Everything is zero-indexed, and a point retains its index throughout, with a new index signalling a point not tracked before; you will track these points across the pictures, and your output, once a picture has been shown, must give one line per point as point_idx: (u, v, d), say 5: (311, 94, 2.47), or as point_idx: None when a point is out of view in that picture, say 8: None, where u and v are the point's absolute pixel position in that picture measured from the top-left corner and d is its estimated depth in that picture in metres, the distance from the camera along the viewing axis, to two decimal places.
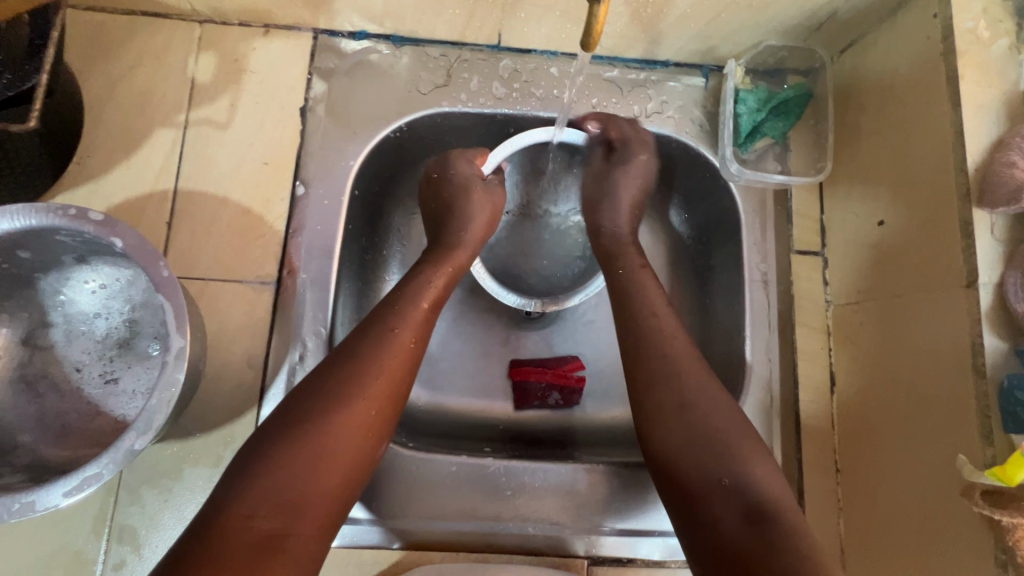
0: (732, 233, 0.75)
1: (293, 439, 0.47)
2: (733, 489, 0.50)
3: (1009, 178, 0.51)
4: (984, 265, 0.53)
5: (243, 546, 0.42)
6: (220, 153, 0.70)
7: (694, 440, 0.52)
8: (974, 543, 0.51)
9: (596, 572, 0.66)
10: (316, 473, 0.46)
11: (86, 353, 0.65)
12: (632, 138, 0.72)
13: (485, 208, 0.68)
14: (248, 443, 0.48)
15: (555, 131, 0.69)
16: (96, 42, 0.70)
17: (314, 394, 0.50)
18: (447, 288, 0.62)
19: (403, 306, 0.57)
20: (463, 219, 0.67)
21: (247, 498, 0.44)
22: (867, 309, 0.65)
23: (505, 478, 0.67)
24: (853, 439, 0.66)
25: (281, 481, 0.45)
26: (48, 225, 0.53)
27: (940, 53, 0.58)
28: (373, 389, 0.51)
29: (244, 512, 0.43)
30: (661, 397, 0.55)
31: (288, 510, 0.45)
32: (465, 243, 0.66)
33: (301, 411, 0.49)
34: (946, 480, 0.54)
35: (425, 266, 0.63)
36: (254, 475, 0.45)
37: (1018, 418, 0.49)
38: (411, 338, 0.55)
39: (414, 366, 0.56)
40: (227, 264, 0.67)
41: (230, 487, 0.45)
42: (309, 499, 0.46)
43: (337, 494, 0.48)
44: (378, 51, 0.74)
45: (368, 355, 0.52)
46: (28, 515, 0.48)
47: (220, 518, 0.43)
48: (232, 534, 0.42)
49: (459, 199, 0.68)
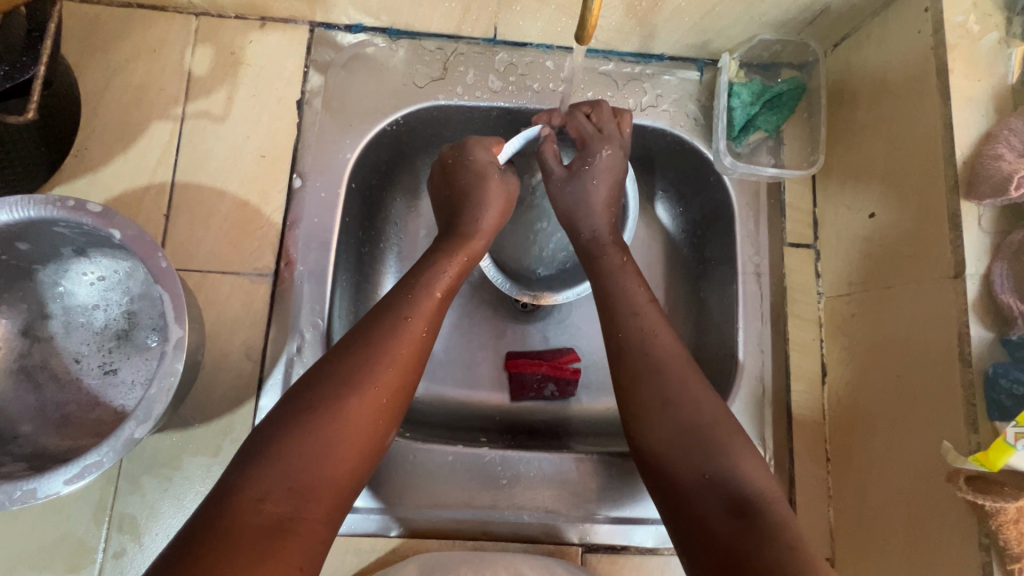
0: (726, 225, 0.75)
1: (302, 424, 0.48)
2: (720, 482, 0.51)
3: (996, 170, 0.52)
4: (971, 257, 0.54)
5: (255, 528, 0.43)
6: (217, 145, 0.70)
7: (679, 435, 0.54)
8: (958, 528, 0.52)
9: (590, 559, 0.68)
10: (325, 458, 0.47)
11: (85, 344, 0.65)
12: (592, 133, 0.69)
13: (501, 197, 0.69)
14: (258, 429, 0.49)
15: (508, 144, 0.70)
16: (93, 34, 0.70)
17: (325, 380, 0.50)
18: (460, 278, 0.63)
19: (413, 296, 0.57)
20: (479, 206, 0.67)
21: (258, 481, 0.45)
22: (858, 301, 0.66)
23: (501, 467, 0.68)
24: (844, 428, 0.67)
25: (291, 465, 0.46)
26: (47, 216, 0.54)
27: (931, 47, 0.59)
28: (383, 378, 0.52)
29: (254, 495, 0.44)
30: (648, 392, 0.56)
31: (298, 495, 0.45)
32: (482, 231, 0.67)
33: (310, 397, 0.49)
34: (932, 467, 0.55)
35: (440, 254, 0.63)
36: (265, 459, 0.46)
37: (1001, 406, 0.50)
38: (422, 328, 0.56)
39: (424, 355, 0.56)
40: (225, 256, 0.68)
41: (239, 471, 0.45)
42: (318, 483, 0.47)
43: (346, 479, 0.48)
44: (375, 44, 0.74)
45: (378, 344, 0.53)
46: (30, 502, 0.49)
47: (230, 500, 0.44)
48: (243, 515, 0.43)
49: (473, 187, 0.68)
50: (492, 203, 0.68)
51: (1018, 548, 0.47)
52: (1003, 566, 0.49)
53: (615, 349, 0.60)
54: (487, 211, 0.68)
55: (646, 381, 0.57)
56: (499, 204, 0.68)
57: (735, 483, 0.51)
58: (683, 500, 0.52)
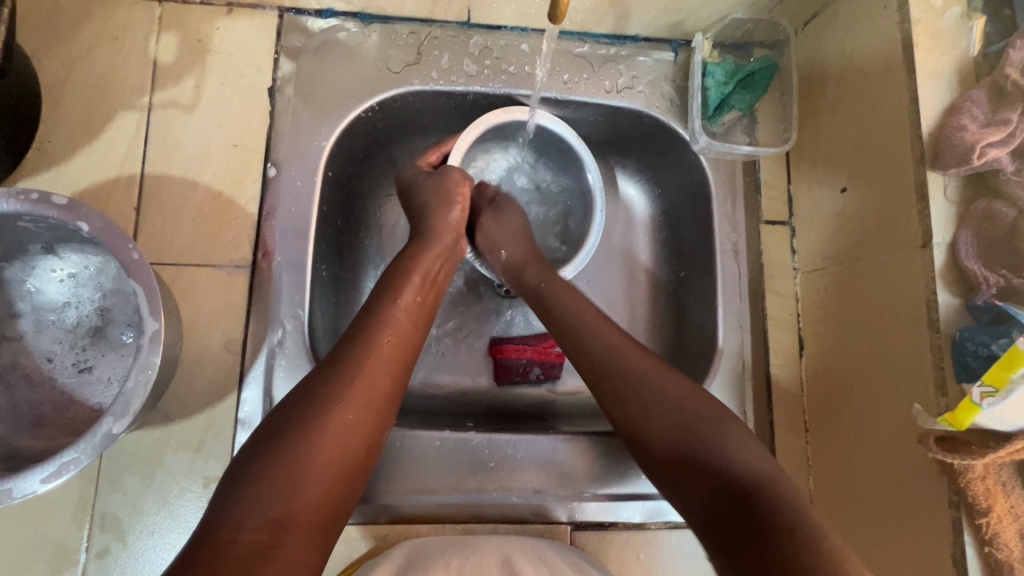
0: (705, 204, 0.76)
1: (276, 450, 0.46)
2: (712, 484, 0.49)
3: (959, 140, 0.53)
4: (938, 227, 0.55)
5: (235, 560, 0.41)
6: (187, 135, 0.69)
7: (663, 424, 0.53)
8: (930, 488, 0.54)
9: (579, 537, 0.69)
10: (301, 483, 0.46)
11: (57, 342, 0.64)
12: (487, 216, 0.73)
13: (460, 190, 0.68)
14: (235, 459, 0.47)
15: (533, 113, 0.70)
16: (50, 22, 0.68)
17: (296, 402, 0.50)
18: (426, 288, 0.61)
19: (379, 309, 0.57)
20: (435, 202, 0.66)
21: (235, 509, 0.44)
22: (832, 274, 0.68)
23: (488, 450, 0.68)
24: (821, 400, 0.69)
25: (270, 494, 0.44)
26: (9, 210, 0.52)
27: (896, 22, 0.60)
28: (351, 393, 0.50)
29: (230, 525, 0.43)
30: (629, 421, 0.55)
31: (276, 522, 0.44)
32: (436, 236, 0.65)
33: (283, 420, 0.48)
34: (905, 431, 0.57)
35: (395, 275, 0.60)
36: (238, 490, 0.44)
37: (968, 368, 0.52)
38: (389, 339, 0.55)
39: (400, 368, 0.55)
40: (200, 249, 0.67)
41: (221, 499, 0.45)
42: (296, 511, 0.45)
43: (327, 501, 0.47)
44: (347, 29, 0.73)
45: (346, 358, 0.52)
46: (5, 502, 0.47)
47: (210, 532, 0.43)
48: (222, 548, 0.42)
49: (416, 192, 0.68)
50: (446, 207, 0.66)
51: (985, 503, 0.49)
52: (971, 522, 0.51)
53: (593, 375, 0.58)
54: (451, 208, 0.66)
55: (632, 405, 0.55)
56: (458, 199, 0.67)
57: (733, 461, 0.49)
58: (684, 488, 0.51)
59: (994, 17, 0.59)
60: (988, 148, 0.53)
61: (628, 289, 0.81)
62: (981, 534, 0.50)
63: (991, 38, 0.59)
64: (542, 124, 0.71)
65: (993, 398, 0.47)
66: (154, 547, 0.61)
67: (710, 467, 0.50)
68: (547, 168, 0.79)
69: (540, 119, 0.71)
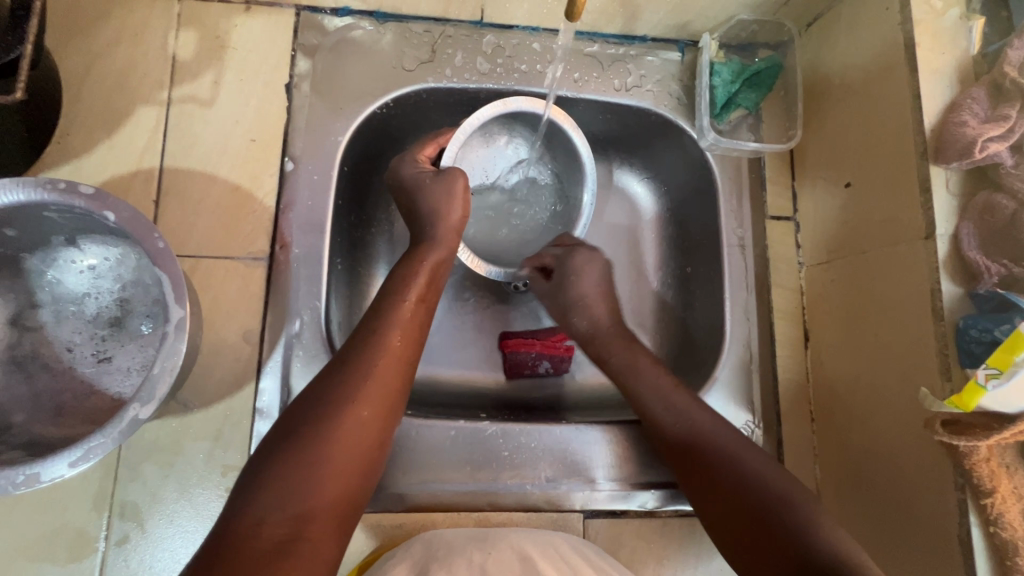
0: (712, 200, 0.78)
1: (291, 449, 0.47)
2: (775, 540, 0.52)
3: (961, 135, 0.56)
4: (940, 219, 0.57)
5: (255, 553, 0.42)
6: (206, 130, 0.70)
7: (688, 437, 0.62)
8: (936, 471, 0.56)
9: (592, 524, 0.70)
10: (318, 479, 0.47)
11: (76, 333, 0.64)
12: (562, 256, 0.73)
13: (458, 189, 0.66)
14: (253, 458, 0.49)
15: (507, 103, 0.69)
16: (71, 19, 0.69)
17: (310, 403, 0.51)
18: (431, 286, 0.63)
19: (385, 308, 0.58)
20: (439, 199, 0.65)
21: (254, 504, 0.44)
22: (836, 267, 0.70)
23: (503, 441, 0.69)
24: (827, 391, 0.70)
25: (290, 490, 0.45)
26: (37, 199, 0.53)
27: (898, 22, 0.62)
28: (364, 392, 0.52)
29: (250, 520, 0.44)
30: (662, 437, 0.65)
31: (298, 516, 0.45)
32: (441, 234, 0.65)
33: (298, 420, 0.50)
34: (912, 417, 0.58)
35: (402, 275, 0.62)
36: (255, 488, 0.45)
37: (972, 354, 0.53)
38: (398, 338, 0.56)
39: (408, 366, 0.57)
40: (218, 241, 0.68)
41: (241, 495, 0.45)
42: (315, 506, 0.46)
43: (344, 495, 0.48)
44: (362, 27, 0.74)
45: (360, 358, 0.54)
46: (34, 486, 0.48)
47: (232, 527, 0.43)
48: (244, 540, 0.42)
49: (419, 195, 0.66)
50: (449, 207, 0.65)
51: (990, 484, 0.51)
52: (977, 502, 0.52)
53: (679, 445, 0.63)
54: (452, 210, 0.65)
55: (707, 469, 0.60)
56: (460, 201, 0.66)
57: (750, 470, 0.58)
58: (713, 496, 0.59)
59: (991, 19, 0.62)
60: (988, 142, 0.55)
61: (636, 283, 0.83)
62: (986, 514, 0.52)
63: (988, 39, 0.61)
64: (519, 110, 0.70)
65: (997, 379, 0.49)
66: (173, 535, 0.62)
67: (732, 481, 0.57)
68: (528, 146, 0.79)
69: (514, 106, 0.70)
